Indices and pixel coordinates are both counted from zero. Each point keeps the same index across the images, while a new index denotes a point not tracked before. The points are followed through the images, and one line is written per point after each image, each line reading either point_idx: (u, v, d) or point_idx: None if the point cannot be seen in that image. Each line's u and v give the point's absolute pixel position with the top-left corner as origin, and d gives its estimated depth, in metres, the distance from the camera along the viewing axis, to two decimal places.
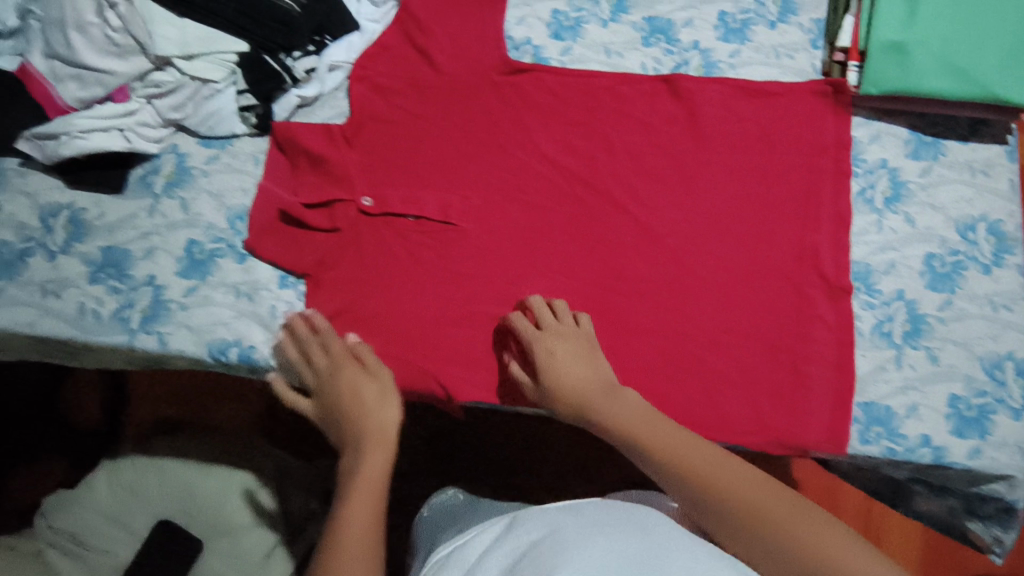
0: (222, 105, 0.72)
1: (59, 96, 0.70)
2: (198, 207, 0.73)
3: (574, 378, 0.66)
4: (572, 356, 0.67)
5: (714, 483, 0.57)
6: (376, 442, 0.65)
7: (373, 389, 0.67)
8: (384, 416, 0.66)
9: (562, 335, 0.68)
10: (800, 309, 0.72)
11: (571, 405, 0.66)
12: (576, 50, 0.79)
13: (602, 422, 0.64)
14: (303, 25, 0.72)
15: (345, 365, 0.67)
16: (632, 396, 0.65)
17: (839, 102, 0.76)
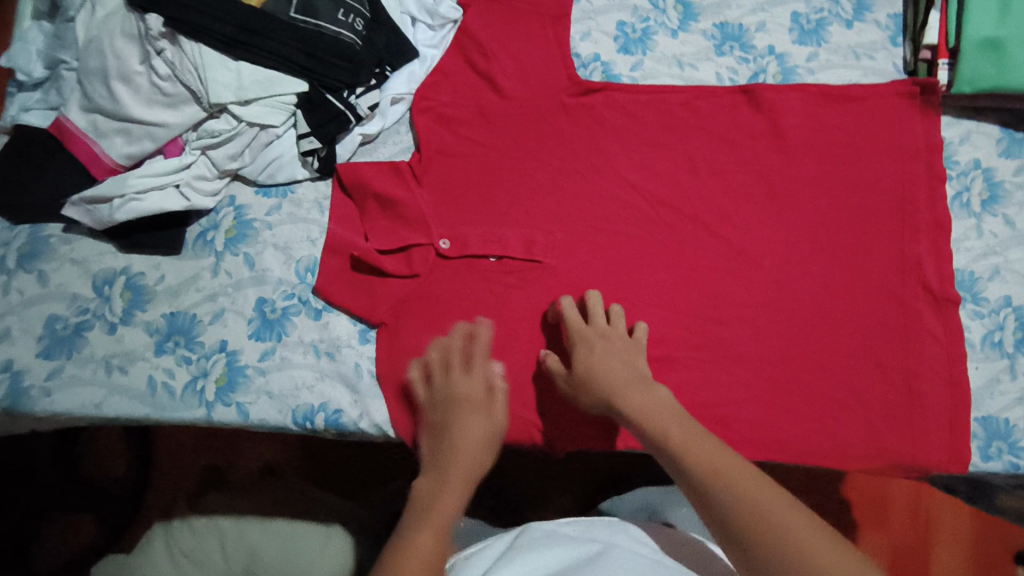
0: (283, 151, 0.68)
1: (104, 154, 0.64)
2: (265, 262, 0.68)
3: (610, 374, 0.62)
4: (611, 351, 0.64)
5: (748, 492, 0.51)
6: (464, 475, 0.57)
7: (485, 428, 0.61)
8: (483, 455, 0.59)
9: (604, 331, 0.65)
10: (906, 324, 0.69)
11: (602, 393, 0.62)
12: (647, 64, 0.75)
13: (630, 412, 0.60)
14: (366, 60, 0.66)
15: (479, 394, 0.62)
16: (664, 394, 0.61)
17: (928, 103, 0.73)
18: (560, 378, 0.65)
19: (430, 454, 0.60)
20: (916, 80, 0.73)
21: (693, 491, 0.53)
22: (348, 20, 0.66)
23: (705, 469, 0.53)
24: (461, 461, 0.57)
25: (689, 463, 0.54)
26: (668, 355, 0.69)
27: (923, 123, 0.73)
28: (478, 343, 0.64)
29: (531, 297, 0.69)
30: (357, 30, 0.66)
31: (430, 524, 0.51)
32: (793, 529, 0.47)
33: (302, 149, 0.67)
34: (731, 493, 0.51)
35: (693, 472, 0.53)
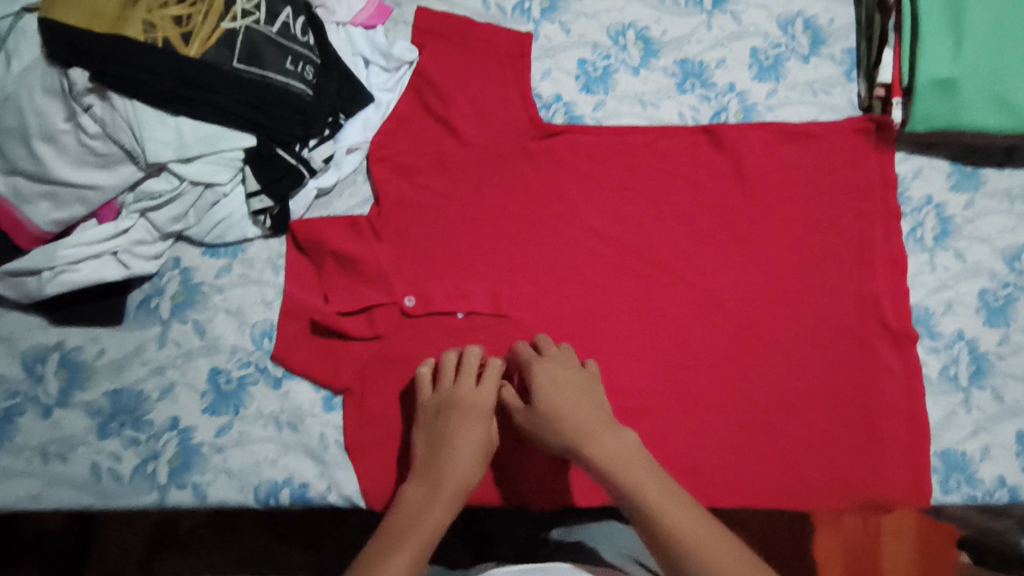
0: (232, 210, 0.63)
1: (27, 220, 0.58)
2: (216, 329, 0.63)
3: (569, 411, 0.60)
4: (570, 389, 0.61)
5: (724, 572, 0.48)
6: (456, 492, 0.56)
7: (482, 437, 0.59)
8: (474, 471, 0.58)
9: (563, 367, 0.62)
10: (867, 363, 0.70)
11: (569, 438, 0.59)
12: (609, 104, 0.73)
13: (598, 460, 0.56)
14: (319, 110, 0.63)
15: (486, 401, 0.60)
16: (632, 439, 0.58)
17: (884, 140, 0.74)
18: (523, 421, 0.62)
19: (425, 459, 0.58)
20: (872, 117, 0.74)
21: (664, 557, 0.50)
22: (297, 69, 0.61)
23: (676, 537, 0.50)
24: (452, 477, 0.56)
25: (658, 529, 0.51)
26: (638, 406, 0.68)
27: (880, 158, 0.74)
28: (488, 367, 0.62)
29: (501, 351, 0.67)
30: (307, 79, 0.62)
31: (410, 549, 0.50)
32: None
33: (253, 208, 0.62)
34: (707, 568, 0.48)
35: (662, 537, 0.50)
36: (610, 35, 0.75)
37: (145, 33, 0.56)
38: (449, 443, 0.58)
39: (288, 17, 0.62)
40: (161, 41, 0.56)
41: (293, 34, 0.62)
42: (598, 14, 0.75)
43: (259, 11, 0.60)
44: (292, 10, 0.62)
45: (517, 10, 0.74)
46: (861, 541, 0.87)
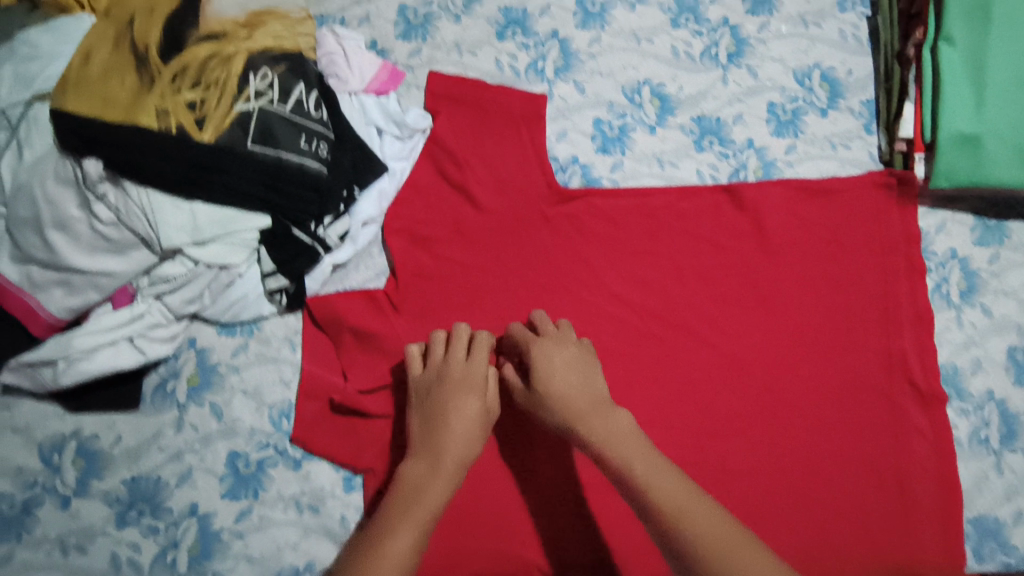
0: (247, 290, 0.62)
1: (41, 308, 0.57)
2: (234, 411, 0.62)
3: (571, 387, 0.58)
4: (563, 368, 0.59)
5: (716, 552, 0.48)
6: (452, 470, 0.55)
7: (475, 411, 0.57)
8: (470, 447, 0.56)
9: (555, 347, 0.60)
10: (898, 426, 0.68)
11: (562, 419, 0.57)
12: (627, 164, 0.72)
13: (593, 442, 0.55)
14: (335, 188, 0.62)
15: (475, 375, 0.59)
16: (626, 419, 0.56)
17: (905, 195, 0.72)
18: (522, 402, 0.60)
19: (418, 436, 0.57)
20: (893, 172, 0.72)
21: (659, 535, 0.50)
22: (312, 147, 0.60)
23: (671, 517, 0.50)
24: (450, 453, 0.55)
25: (653, 509, 0.51)
26: None
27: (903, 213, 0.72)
28: (478, 340, 0.61)
29: (522, 424, 0.65)
30: (322, 156, 0.61)
31: (411, 527, 0.50)
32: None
33: (268, 288, 0.62)
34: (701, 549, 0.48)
35: (656, 517, 0.50)
36: (626, 93, 0.74)
37: (158, 120, 0.55)
38: (446, 413, 0.57)
39: (301, 93, 0.61)
40: (174, 127, 0.56)
41: (306, 111, 0.61)
42: (613, 72, 0.74)
43: (272, 90, 0.59)
44: (305, 85, 0.61)
45: (531, 70, 0.73)
46: None
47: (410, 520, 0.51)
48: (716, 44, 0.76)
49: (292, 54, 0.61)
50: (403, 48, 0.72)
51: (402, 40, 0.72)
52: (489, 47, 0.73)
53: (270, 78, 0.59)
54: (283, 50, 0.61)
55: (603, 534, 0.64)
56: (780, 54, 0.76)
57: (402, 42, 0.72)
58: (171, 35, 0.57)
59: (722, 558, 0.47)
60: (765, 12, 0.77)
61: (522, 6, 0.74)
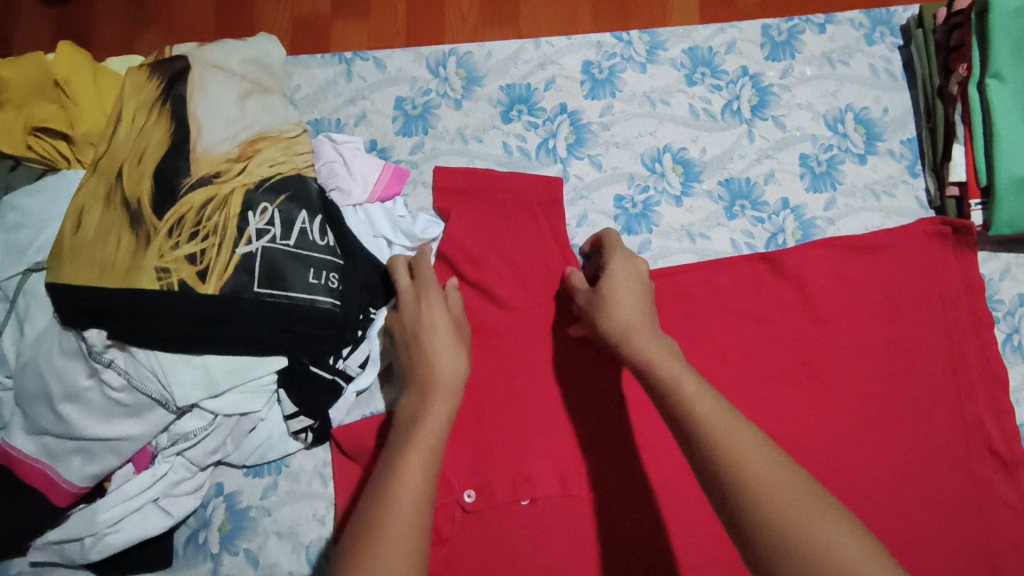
0: (269, 431, 0.59)
1: (62, 479, 0.54)
2: (270, 555, 0.59)
3: (624, 299, 0.55)
4: (626, 278, 0.57)
5: (757, 478, 0.41)
6: (447, 388, 0.50)
7: (449, 327, 0.54)
8: (457, 362, 0.52)
9: (622, 260, 0.58)
10: (979, 498, 0.63)
11: (612, 327, 0.54)
12: (655, 242, 0.67)
13: (632, 354, 0.52)
14: (349, 318, 0.59)
15: (433, 295, 0.56)
16: (673, 344, 0.52)
17: (960, 244, 0.66)
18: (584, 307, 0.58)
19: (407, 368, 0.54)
20: (946, 221, 0.67)
21: (695, 460, 0.44)
22: (322, 280, 0.57)
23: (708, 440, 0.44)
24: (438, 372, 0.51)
25: (691, 429, 0.45)
26: None
27: (964, 261, 0.66)
28: (421, 261, 0.59)
29: (573, 536, 0.61)
30: (333, 288, 0.58)
31: (418, 452, 0.45)
32: (808, 528, 0.39)
33: (292, 428, 0.58)
34: (739, 469, 0.42)
35: (694, 439, 0.44)
36: (646, 162, 0.69)
37: (159, 279, 0.53)
38: (434, 336, 0.54)
39: (304, 222, 0.58)
40: (177, 283, 0.54)
41: (311, 241, 0.58)
42: (629, 142, 0.69)
43: (273, 225, 0.57)
44: (308, 213, 0.59)
45: (542, 150, 0.69)
46: None
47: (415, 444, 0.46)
48: (737, 98, 0.71)
49: (290, 178, 0.59)
50: (404, 144, 0.68)
51: (403, 135, 0.68)
52: (495, 130, 0.69)
53: (270, 214, 0.57)
54: (280, 176, 0.58)
55: None
56: (807, 99, 0.71)
57: (403, 137, 0.68)
58: (163, 185, 0.55)
59: (763, 488, 0.41)
60: (787, 55, 0.72)
61: (525, 82, 0.70)
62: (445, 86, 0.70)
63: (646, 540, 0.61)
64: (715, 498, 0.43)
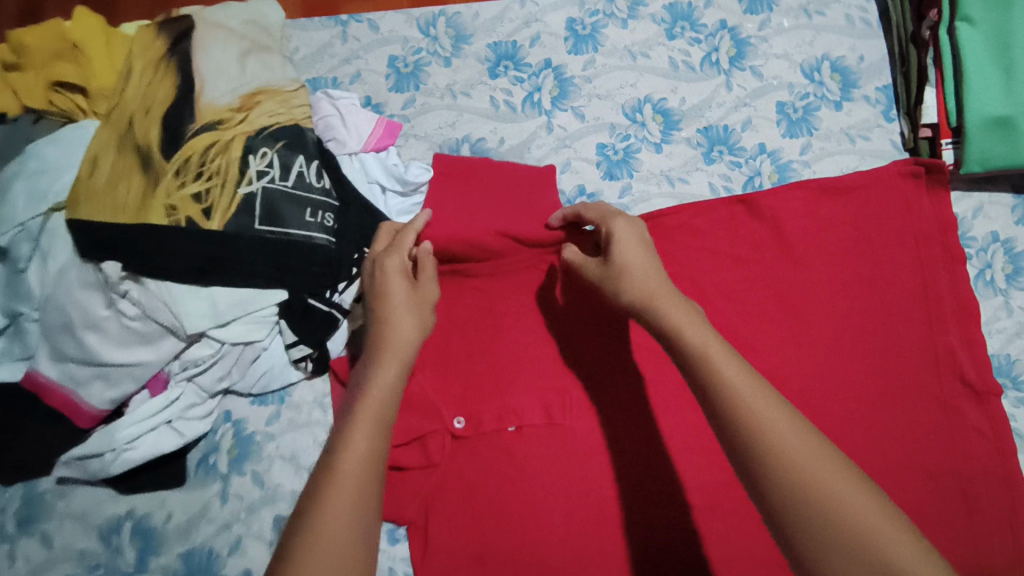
0: (272, 363, 0.64)
1: (84, 403, 0.60)
2: (275, 477, 0.65)
3: (637, 266, 0.55)
4: (630, 243, 0.57)
5: (781, 448, 0.43)
6: (398, 354, 0.53)
7: (403, 297, 0.57)
8: (410, 330, 0.55)
9: (629, 226, 0.58)
10: (950, 424, 0.66)
11: (631, 295, 0.54)
12: (636, 187, 0.70)
13: (659, 317, 0.51)
14: (344, 255, 0.63)
15: (388, 269, 0.58)
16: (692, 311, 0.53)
17: (934, 183, 0.68)
18: (597, 282, 0.58)
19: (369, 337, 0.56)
20: (918, 160, 0.69)
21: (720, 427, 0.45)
22: (317, 219, 0.62)
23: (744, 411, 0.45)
24: (392, 340, 0.54)
25: (710, 389, 0.46)
26: (708, 503, 0.63)
27: (938, 198, 0.69)
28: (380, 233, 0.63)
29: (558, 462, 0.65)
30: (328, 226, 0.63)
31: (364, 424, 0.48)
32: (829, 491, 0.41)
33: (293, 356, 0.64)
34: (754, 428, 0.44)
35: (715, 402, 0.46)
36: (627, 112, 0.72)
37: (167, 216, 0.59)
38: (389, 303, 0.56)
39: (302, 165, 0.63)
40: (184, 220, 0.59)
41: (308, 183, 0.63)
42: (610, 94, 0.72)
43: (273, 168, 0.62)
44: (305, 158, 0.63)
45: (527, 103, 0.72)
46: None
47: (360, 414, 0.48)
48: (716, 50, 0.73)
49: (289, 127, 0.64)
50: (397, 99, 0.72)
51: (395, 92, 0.72)
52: (482, 85, 0.72)
53: (270, 157, 0.62)
54: (279, 125, 0.63)
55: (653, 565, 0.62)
56: (784, 49, 0.73)
57: (395, 93, 0.72)
58: (170, 133, 0.60)
59: (780, 450, 0.43)
60: (764, 8, 0.74)
61: (511, 39, 0.74)
62: (435, 45, 0.74)
63: (627, 465, 0.64)
64: (732, 450, 0.44)
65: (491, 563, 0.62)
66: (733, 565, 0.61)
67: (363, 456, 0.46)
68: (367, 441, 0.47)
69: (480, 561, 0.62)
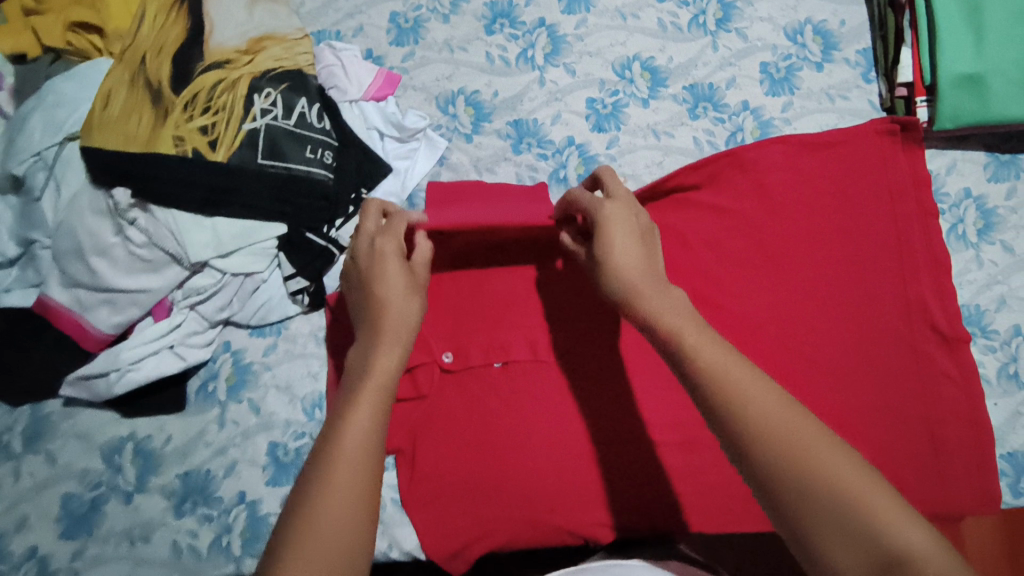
0: (271, 294, 0.67)
1: (92, 326, 0.63)
2: (270, 405, 0.67)
3: (627, 253, 0.52)
4: (624, 225, 0.54)
5: (807, 451, 0.40)
6: (394, 339, 0.51)
7: (401, 279, 0.54)
8: (407, 313, 0.53)
9: (620, 207, 0.55)
10: (922, 371, 0.68)
11: (618, 288, 0.51)
12: (622, 139, 0.73)
13: (642, 313, 0.49)
14: (341, 192, 0.67)
15: (386, 249, 0.55)
16: (682, 296, 0.50)
17: (909, 139, 0.71)
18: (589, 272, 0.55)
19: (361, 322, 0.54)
20: (895, 118, 0.71)
21: (714, 423, 0.43)
22: (317, 156, 0.65)
23: (735, 403, 0.42)
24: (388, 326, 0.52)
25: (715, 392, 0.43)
26: (688, 436, 0.66)
27: (914, 155, 0.71)
28: (370, 210, 0.59)
29: (542, 397, 0.68)
30: (327, 163, 0.66)
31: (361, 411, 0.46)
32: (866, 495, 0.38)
33: (291, 289, 0.66)
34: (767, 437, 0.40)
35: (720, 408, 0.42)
36: (616, 69, 0.75)
37: (176, 147, 0.62)
38: (384, 287, 0.54)
39: (304, 107, 0.66)
40: (191, 151, 0.62)
41: (310, 123, 0.66)
42: (601, 51, 0.75)
43: (276, 107, 0.65)
44: (306, 100, 0.66)
45: (521, 59, 0.75)
46: None
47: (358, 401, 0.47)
48: (703, 12, 0.77)
49: (292, 72, 0.67)
50: (396, 53, 0.75)
51: (396, 46, 0.75)
52: (478, 41, 0.75)
53: (274, 97, 0.65)
54: (282, 69, 0.66)
55: (631, 492, 0.65)
56: (768, 13, 0.76)
57: (396, 47, 0.75)
58: (180, 70, 0.64)
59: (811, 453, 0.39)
60: None
61: None
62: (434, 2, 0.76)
63: (608, 399, 0.67)
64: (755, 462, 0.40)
65: (476, 489, 0.65)
66: (707, 497, 0.64)
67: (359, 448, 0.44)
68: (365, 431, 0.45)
69: (466, 486, 0.66)
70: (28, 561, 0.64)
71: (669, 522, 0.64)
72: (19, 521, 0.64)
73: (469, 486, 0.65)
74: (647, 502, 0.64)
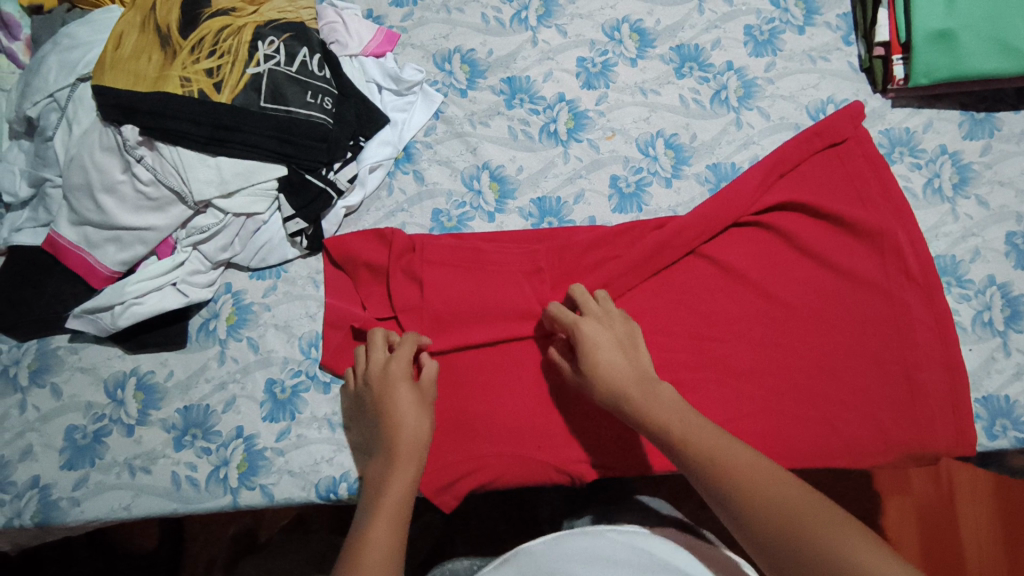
0: (271, 235, 0.69)
1: (99, 263, 0.66)
2: (268, 343, 0.69)
3: (619, 369, 0.58)
4: (609, 343, 0.60)
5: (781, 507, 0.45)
6: (410, 455, 0.57)
7: (410, 397, 0.60)
8: (420, 428, 0.59)
9: (598, 324, 0.61)
10: (896, 320, 0.69)
11: (607, 400, 0.58)
12: (611, 96, 0.76)
13: (636, 411, 0.55)
14: (340, 136, 0.69)
15: (393, 372, 0.61)
16: (670, 394, 0.56)
17: (866, 149, 0.73)
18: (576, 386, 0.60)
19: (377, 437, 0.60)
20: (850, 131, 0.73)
21: (717, 504, 0.49)
22: (317, 101, 0.67)
23: (732, 491, 0.48)
24: (404, 442, 0.58)
25: (706, 472, 0.49)
26: (672, 377, 0.69)
27: (853, 118, 0.73)
28: (377, 335, 0.64)
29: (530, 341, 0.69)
30: (327, 109, 0.68)
31: (384, 521, 0.53)
32: (833, 536, 0.42)
33: (290, 231, 0.69)
34: (747, 496, 0.47)
35: (715, 486, 0.48)
36: (606, 31, 0.78)
37: (182, 87, 0.64)
38: (394, 405, 0.59)
39: (305, 56, 0.69)
40: (195, 92, 0.64)
41: (311, 71, 0.68)
42: (591, 13, 0.78)
43: (279, 54, 0.68)
44: (308, 49, 0.69)
45: (515, 20, 0.78)
46: (931, 506, 0.95)
47: (382, 509, 0.54)
48: None
49: (294, 23, 0.69)
50: (396, 13, 0.78)
51: (395, 6, 0.78)
52: (474, 3, 0.78)
53: (277, 45, 0.68)
54: (284, 20, 0.69)
55: (616, 428, 0.67)
56: None
57: (395, 8, 0.78)
58: (188, 16, 0.67)
59: (787, 511, 0.45)
60: None
61: None
62: None
63: None
64: (749, 531, 0.46)
65: (465, 427, 0.67)
66: None
67: (387, 548, 0.51)
68: (388, 536, 0.52)
69: (456, 424, 0.67)
70: (31, 490, 0.66)
71: (649, 457, 0.66)
72: (24, 451, 0.66)
73: (458, 423, 0.67)
74: (628, 439, 0.66)
